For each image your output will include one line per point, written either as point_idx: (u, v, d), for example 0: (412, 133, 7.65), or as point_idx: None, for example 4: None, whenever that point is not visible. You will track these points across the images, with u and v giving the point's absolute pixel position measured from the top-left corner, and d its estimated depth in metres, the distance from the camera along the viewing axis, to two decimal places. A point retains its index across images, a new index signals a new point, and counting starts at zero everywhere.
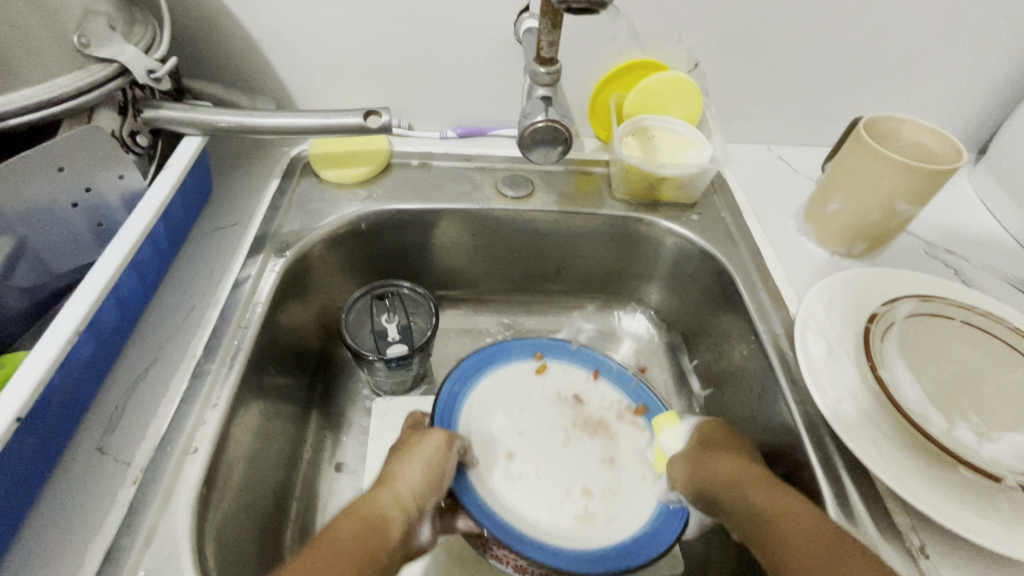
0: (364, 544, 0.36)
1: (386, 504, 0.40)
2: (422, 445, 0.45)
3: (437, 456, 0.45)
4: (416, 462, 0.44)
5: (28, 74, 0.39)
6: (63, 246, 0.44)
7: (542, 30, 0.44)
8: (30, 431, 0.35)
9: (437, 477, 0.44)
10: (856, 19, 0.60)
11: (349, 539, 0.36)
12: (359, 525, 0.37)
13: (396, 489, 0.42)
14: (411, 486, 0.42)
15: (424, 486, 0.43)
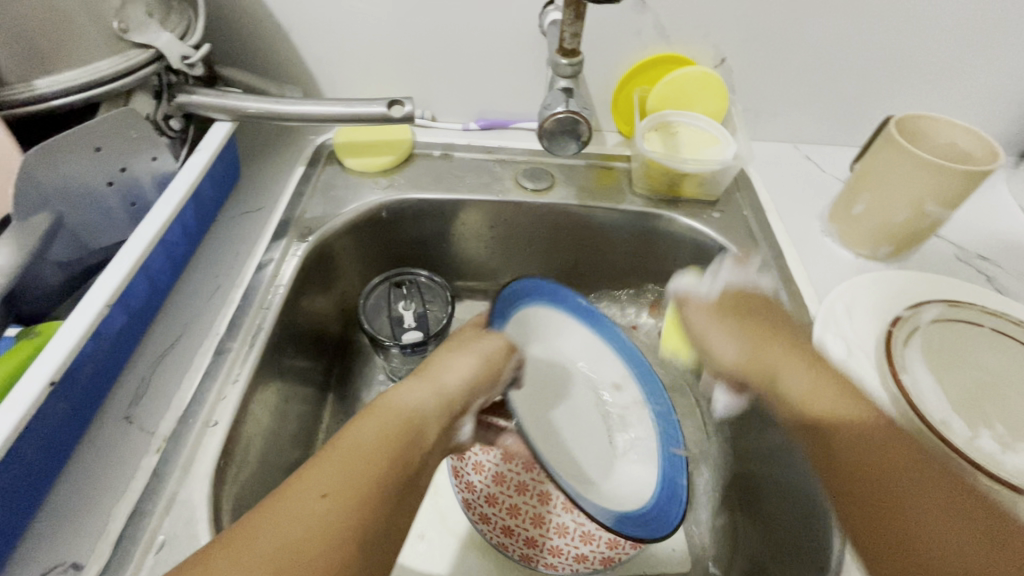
0: (386, 443, 0.33)
1: (422, 400, 0.38)
2: (483, 344, 0.46)
3: (493, 356, 0.46)
4: (469, 361, 0.44)
5: (72, 57, 0.42)
6: (98, 222, 0.45)
7: (565, 21, 0.44)
8: (63, 396, 0.37)
9: (491, 374, 0.45)
10: (892, 16, 0.59)
11: (375, 436, 0.33)
12: (387, 420, 0.35)
13: (440, 380, 0.41)
14: (458, 381, 0.42)
15: (477, 382, 0.43)
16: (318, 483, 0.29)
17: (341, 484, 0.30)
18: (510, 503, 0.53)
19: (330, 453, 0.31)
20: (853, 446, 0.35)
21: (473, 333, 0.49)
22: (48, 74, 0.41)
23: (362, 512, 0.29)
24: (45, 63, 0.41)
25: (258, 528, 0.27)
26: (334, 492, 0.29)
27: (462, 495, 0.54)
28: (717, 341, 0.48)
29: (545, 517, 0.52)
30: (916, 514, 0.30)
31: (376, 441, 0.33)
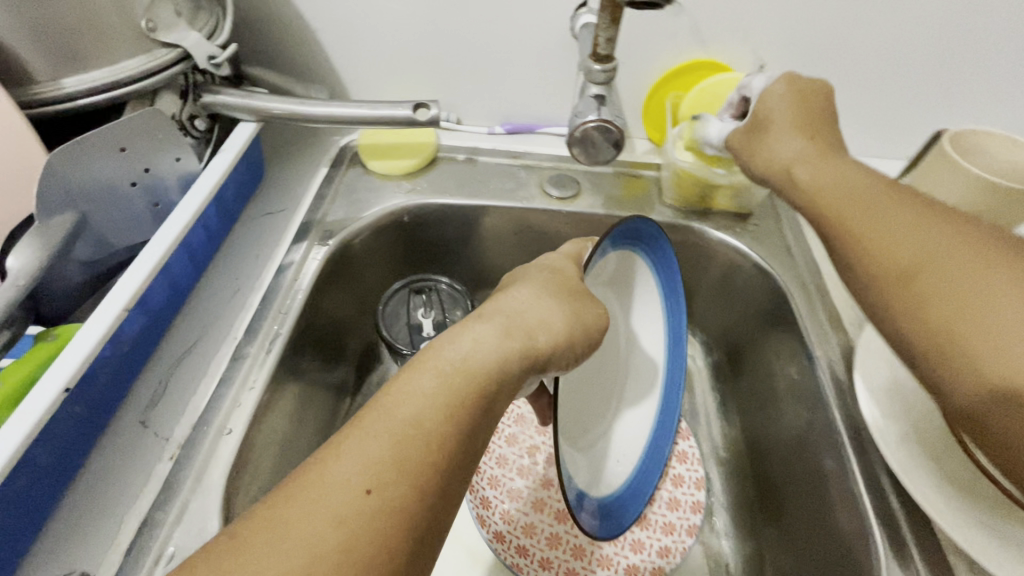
0: (449, 415, 0.29)
1: (498, 356, 0.32)
2: (580, 305, 0.38)
3: (587, 318, 0.38)
4: (561, 323, 0.36)
5: (100, 56, 0.41)
6: (120, 223, 0.45)
7: (600, 25, 0.42)
8: (79, 400, 0.36)
9: (581, 335, 0.37)
10: (947, 22, 0.55)
11: (434, 409, 0.29)
12: (454, 387, 0.30)
13: (520, 341, 0.34)
14: (538, 347, 0.34)
15: (564, 342, 0.36)
16: (363, 470, 0.26)
17: (388, 475, 0.26)
18: (526, 521, 0.53)
19: (382, 423, 0.28)
20: (940, 273, 0.31)
21: (581, 286, 0.41)
22: (76, 73, 0.41)
23: (410, 508, 0.26)
24: (73, 62, 0.41)
25: (296, 515, 0.25)
26: (380, 488, 0.26)
27: (478, 511, 0.52)
28: (790, 152, 0.43)
29: (562, 538, 0.52)
30: (999, 314, 0.28)
31: (437, 419, 0.29)
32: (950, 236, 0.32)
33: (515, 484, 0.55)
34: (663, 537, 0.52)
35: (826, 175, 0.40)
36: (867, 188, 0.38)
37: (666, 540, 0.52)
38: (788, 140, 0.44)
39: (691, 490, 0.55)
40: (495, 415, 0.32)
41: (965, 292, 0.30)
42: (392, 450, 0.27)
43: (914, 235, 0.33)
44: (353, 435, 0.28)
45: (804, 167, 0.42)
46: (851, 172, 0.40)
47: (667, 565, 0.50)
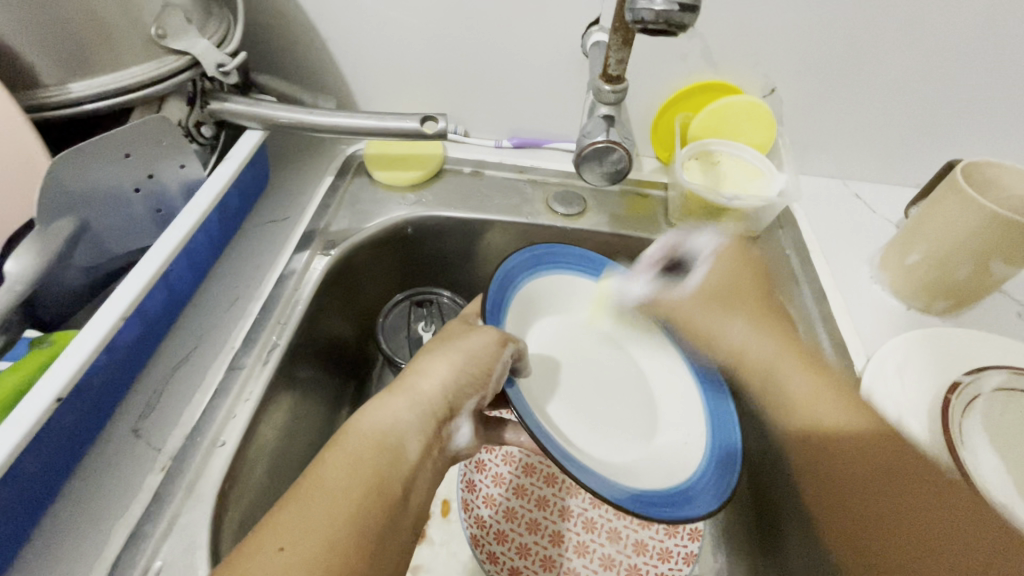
0: (354, 474, 0.30)
1: (398, 417, 0.34)
2: (464, 338, 0.38)
3: (477, 356, 0.37)
4: (449, 367, 0.37)
5: (109, 61, 0.41)
6: (120, 228, 0.44)
7: (612, 46, 0.42)
8: (70, 409, 0.36)
9: (474, 371, 0.37)
10: (961, 54, 0.55)
11: (343, 472, 0.30)
12: (353, 451, 0.31)
13: (419, 395, 0.35)
14: (438, 398, 0.36)
15: (456, 387, 0.37)
16: (277, 534, 0.27)
17: (298, 532, 0.27)
18: (520, 542, 0.52)
19: (290, 498, 0.29)
20: (790, 385, 0.44)
21: (461, 329, 0.41)
22: (83, 77, 0.41)
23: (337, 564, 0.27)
24: (81, 67, 0.40)
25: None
26: (291, 546, 0.27)
27: (472, 530, 0.52)
28: (715, 268, 0.52)
29: (556, 561, 0.51)
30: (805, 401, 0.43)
31: (337, 477, 0.30)
32: (835, 405, 0.42)
33: (509, 503, 0.54)
34: (659, 564, 0.51)
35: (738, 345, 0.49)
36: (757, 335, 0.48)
37: (662, 567, 0.51)
38: (726, 317, 0.50)
39: None
40: (411, 466, 0.33)
41: (858, 484, 0.39)
42: (307, 517, 0.28)
43: (796, 370, 0.45)
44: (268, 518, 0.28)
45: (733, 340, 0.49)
46: (742, 331, 0.49)
47: None
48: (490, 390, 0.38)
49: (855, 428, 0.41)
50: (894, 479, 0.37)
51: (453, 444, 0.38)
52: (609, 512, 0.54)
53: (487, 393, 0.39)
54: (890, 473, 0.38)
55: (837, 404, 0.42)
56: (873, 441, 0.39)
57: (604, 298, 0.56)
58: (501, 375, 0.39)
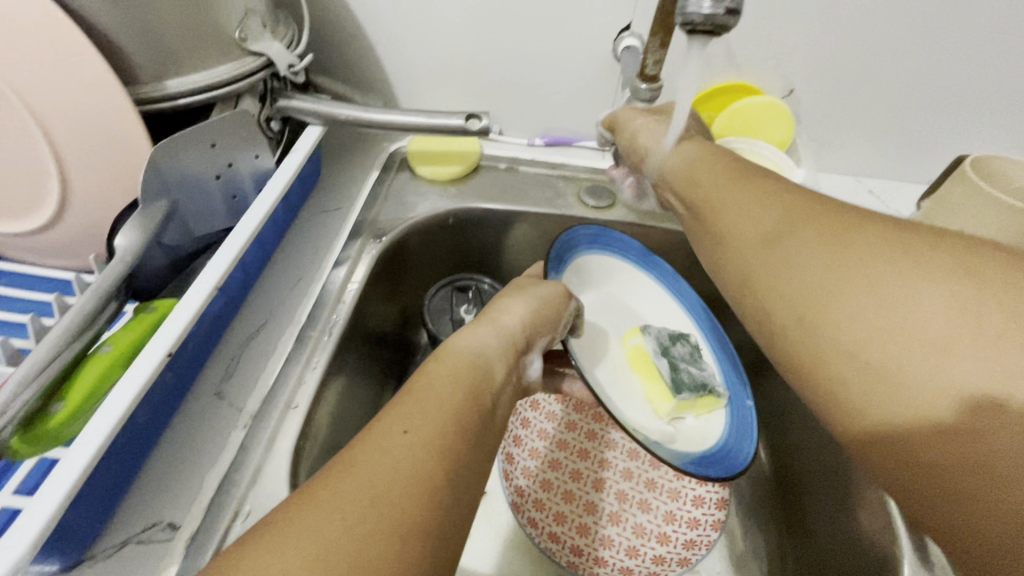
0: (459, 382, 0.32)
1: (483, 337, 0.38)
2: (539, 287, 0.44)
3: (551, 300, 0.44)
4: (524, 308, 0.42)
5: (198, 60, 0.46)
6: (202, 212, 0.49)
7: (652, 48, 0.46)
8: (171, 368, 0.40)
9: (546, 318, 0.43)
10: (969, 57, 0.59)
11: (444, 379, 0.32)
12: (459, 370, 0.33)
13: (502, 327, 0.39)
14: (516, 329, 0.40)
15: (529, 326, 0.41)
16: (398, 420, 0.29)
17: (416, 420, 0.29)
18: (558, 510, 0.55)
19: (405, 396, 0.31)
20: (806, 275, 0.36)
21: (524, 282, 0.46)
22: (175, 75, 0.45)
23: (446, 453, 0.28)
24: (176, 66, 0.45)
25: (338, 477, 0.25)
26: (414, 428, 0.28)
27: (513, 497, 0.56)
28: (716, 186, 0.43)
29: (591, 529, 0.55)
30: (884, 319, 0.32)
31: (445, 381, 0.32)
32: (934, 347, 0.29)
33: (546, 475, 0.57)
34: (688, 531, 0.55)
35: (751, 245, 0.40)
36: (780, 251, 0.37)
37: (692, 534, 0.54)
38: (741, 206, 0.41)
39: (715, 487, 0.57)
40: (500, 381, 0.36)
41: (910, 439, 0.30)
42: (419, 408, 0.30)
43: (822, 263, 0.35)
44: (387, 411, 0.30)
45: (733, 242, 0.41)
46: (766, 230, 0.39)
47: (693, 557, 0.53)
48: (558, 331, 0.45)
49: (940, 380, 0.29)
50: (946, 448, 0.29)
51: (527, 374, 0.41)
52: (640, 484, 0.57)
53: (555, 336, 0.45)
54: (949, 445, 0.29)
55: (937, 330, 0.30)
56: (951, 422, 0.29)
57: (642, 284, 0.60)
58: (563, 319, 0.45)
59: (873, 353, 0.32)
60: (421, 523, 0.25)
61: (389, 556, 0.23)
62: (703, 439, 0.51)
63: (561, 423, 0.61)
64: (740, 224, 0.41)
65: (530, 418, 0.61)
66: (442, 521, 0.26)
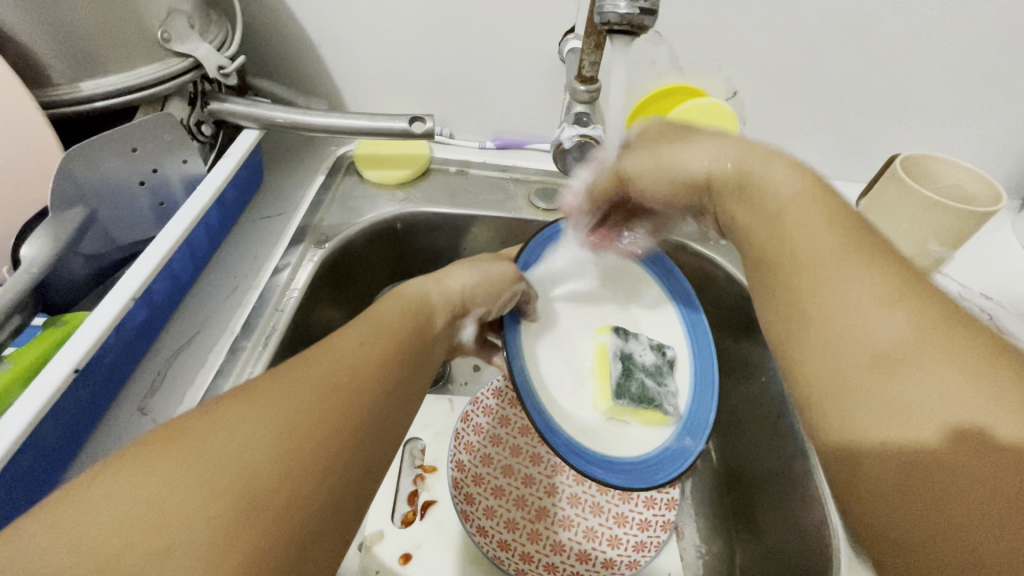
0: (391, 334, 0.35)
1: (427, 285, 0.41)
2: (496, 265, 0.45)
3: (498, 279, 0.45)
4: (472, 277, 0.43)
5: (116, 62, 0.43)
6: (125, 219, 0.47)
7: (587, 49, 0.46)
8: (83, 385, 0.38)
9: (490, 292, 0.44)
10: (899, 60, 0.61)
11: (398, 313, 0.37)
12: (394, 330, 0.35)
13: (441, 280, 0.43)
14: (457, 293, 0.42)
15: (475, 294, 0.43)
16: (324, 369, 0.30)
17: (332, 382, 0.29)
18: (508, 517, 0.55)
19: (337, 348, 0.31)
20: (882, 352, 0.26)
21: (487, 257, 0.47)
22: (92, 77, 0.43)
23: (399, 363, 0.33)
24: (91, 68, 0.43)
25: (308, 359, 0.30)
26: (372, 340, 0.33)
27: (462, 506, 0.54)
28: (803, 238, 0.33)
29: (543, 534, 0.54)
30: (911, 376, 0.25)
31: (372, 340, 0.33)
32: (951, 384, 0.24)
33: (498, 482, 0.57)
34: (639, 533, 0.55)
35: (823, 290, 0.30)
36: (871, 333, 0.27)
37: (642, 535, 0.54)
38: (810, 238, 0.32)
39: (665, 488, 0.57)
40: (437, 329, 0.39)
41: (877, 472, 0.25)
42: (376, 325, 0.35)
43: (906, 325, 0.26)
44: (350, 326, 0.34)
45: (812, 295, 0.30)
46: (858, 290, 0.28)
47: (642, 558, 0.53)
48: (498, 306, 0.45)
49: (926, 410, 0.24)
50: (908, 476, 0.23)
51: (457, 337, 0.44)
52: (592, 488, 0.58)
53: (495, 311, 0.45)
54: (914, 474, 0.23)
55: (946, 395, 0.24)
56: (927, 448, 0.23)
57: (638, 279, 0.58)
58: (510, 296, 0.46)
59: (891, 390, 0.25)
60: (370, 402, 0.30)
61: (342, 421, 0.28)
62: (632, 443, 0.50)
63: (514, 428, 0.60)
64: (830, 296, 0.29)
65: (481, 423, 0.60)
66: (389, 409, 0.31)
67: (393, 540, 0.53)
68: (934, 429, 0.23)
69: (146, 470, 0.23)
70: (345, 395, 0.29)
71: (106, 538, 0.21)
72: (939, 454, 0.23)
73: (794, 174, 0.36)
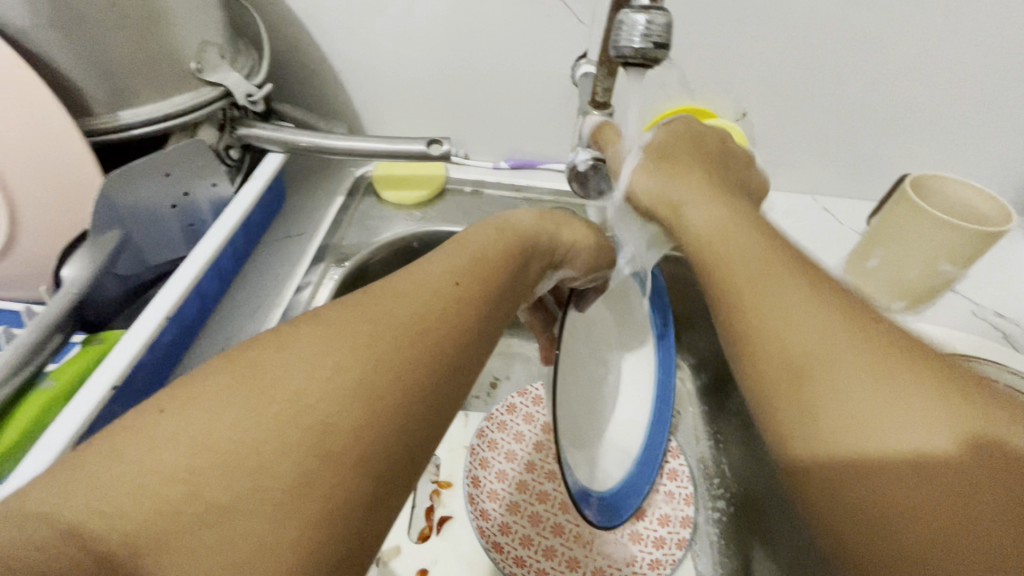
0: (489, 280, 0.35)
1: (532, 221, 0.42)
2: (601, 240, 0.47)
3: (605, 251, 0.47)
4: (586, 237, 0.45)
5: (153, 91, 0.46)
6: (156, 240, 0.49)
7: (600, 76, 0.47)
8: (118, 401, 0.39)
9: (591, 265, 0.46)
10: (906, 81, 0.62)
11: (494, 252, 0.38)
12: (488, 274, 0.36)
13: (552, 221, 0.44)
14: (564, 239, 0.44)
15: (587, 254, 0.45)
16: (427, 312, 0.31)
17: (430, 329, 0.30)
18: (524, 533, 0.55)
19: (441, 294, 0.32)
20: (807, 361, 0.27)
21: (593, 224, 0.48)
22: (130, 106, 0.46)
23: (484, 312, 0.33)
24: (129, 99, 0.45)
25: (391, 301, 0.31)
26: (463, 285, 0.34)
27: (478, 522, 0.55)
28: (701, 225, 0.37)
29: (558, 550, 0.55)
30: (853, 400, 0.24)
31: (472, 289, 0.34)
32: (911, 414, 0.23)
33: (512, 498, 0.58)
34: (654, 550, 0.55)
35: (761, 343, 0.29)
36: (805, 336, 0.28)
37: (657, 553, 0.54)
38: (782, 306, 0.29)
39: (680, 505, 0.57)
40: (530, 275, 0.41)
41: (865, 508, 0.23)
42: (465, 267, 0.35)
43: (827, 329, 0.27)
44: (440, 263, 0.35)
45: (818, 379, 0.26)
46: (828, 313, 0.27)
47: None
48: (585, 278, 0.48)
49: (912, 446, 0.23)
50: (922, 517, 0.21)
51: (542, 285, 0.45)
52: None
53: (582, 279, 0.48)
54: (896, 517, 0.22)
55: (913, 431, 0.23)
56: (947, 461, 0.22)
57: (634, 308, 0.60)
58: (599, 274, 0.49)
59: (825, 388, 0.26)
60: (444, 353, 0.30)
61: (417, 374, 0.28)
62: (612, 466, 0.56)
63: (528, 444, 0.61)
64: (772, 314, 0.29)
65: (496, 439, 0.61)
66: (463, 362, 0.31)
67: (410, 555, 0.53)
68: (949, 448, 0.22)
69: (221, 412, 0.24)
70: (420, 346, 0.29)
71: (172, 482, 0.22)
72: (954, 483, 0.21)
73: (751, 226, 0.35)
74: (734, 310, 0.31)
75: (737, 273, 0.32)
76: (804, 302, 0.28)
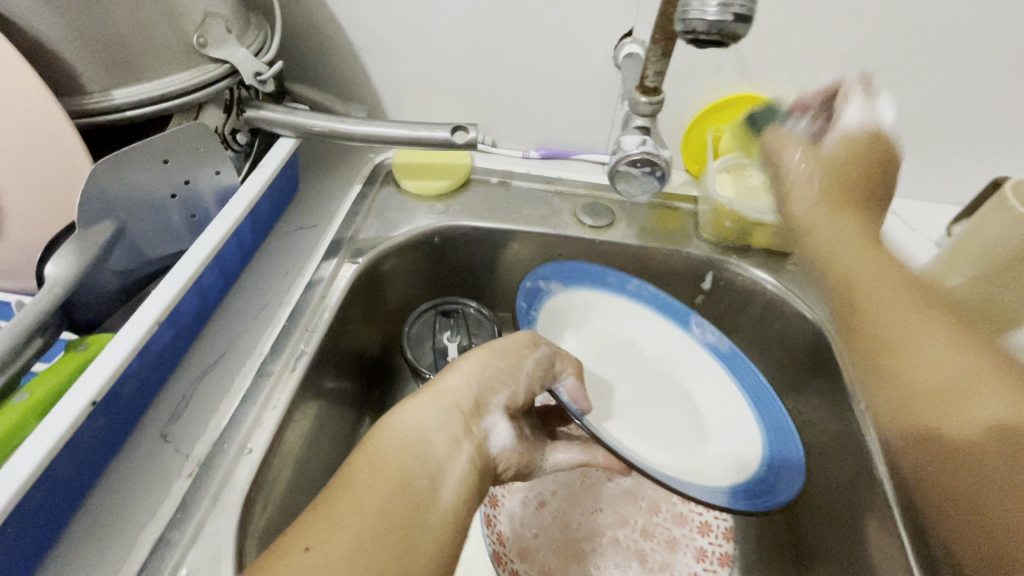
0: (382, 465, 0.32)
1: (423, 411, 0.35)
2: (505, 345, 0.40)
3: (509, 349, 0.40)
4: (481, 362, 0.39)
5: (150, 68, 0.41)
6: (156, 233, 0.44)
7: (651, 57, 0.41)
8: (102, 414, 0.36)
9: (510, 372, 0.39)
10: (1008, 72, 0.53)
11: (359, 477, 0.31)
12: (380, 456, 0.32)
13: (447, 396, 0.36)
14: (462, 392, 0.37)
15: (496, 377, 0.39)
16: (304, 536, 0.28)
17: (324, 533, 0.28)
18: (544, 562, 0.50)
19: (328, 501, 0.30)
20: (915, 338, 0.37)
21: (506, 339, 0.41)
22: (126, 84, 0.41)
23: (363, 563, 0.27)
24: (124, 76, 0.41)
25: None
26: (315, 544, 0.28)
27: (494, 547, 0.50)
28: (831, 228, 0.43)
29: None
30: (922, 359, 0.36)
31: (362, 475, 0.31)
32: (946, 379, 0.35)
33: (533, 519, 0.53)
34: None
35: (913, 367, 0.36)
36: (920, 324, 0.37)
37: None
38: (914, 338, 0.37)
39: (719, 541, 0.52)
40: (446, 441, 0.34)
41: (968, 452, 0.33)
42: (326, 518, 0.29)
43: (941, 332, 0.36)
44: (301, 521, 0.29)
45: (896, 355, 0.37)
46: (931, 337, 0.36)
47: None
48: (523, 384, 0.40)
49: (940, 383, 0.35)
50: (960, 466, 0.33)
51: (494, 440, 0.37)
52: (636, 533, 0.52)
53: (522, 390, 0.40)
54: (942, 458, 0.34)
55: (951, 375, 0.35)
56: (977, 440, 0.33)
57: (612, 304, 0.56)
58: (535, 374, 0.41)
59: (914, 367, 0.36)
60: None
61: None
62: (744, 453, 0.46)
63: None
64: (891, 314, 0.38)
65: None
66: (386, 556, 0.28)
67: None
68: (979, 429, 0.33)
69: None
70: None
71: None
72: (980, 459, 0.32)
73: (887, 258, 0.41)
74: (873, 347, 0.38)
75: (874, 306, 0.39)
76: (941, 335, 0.36)
